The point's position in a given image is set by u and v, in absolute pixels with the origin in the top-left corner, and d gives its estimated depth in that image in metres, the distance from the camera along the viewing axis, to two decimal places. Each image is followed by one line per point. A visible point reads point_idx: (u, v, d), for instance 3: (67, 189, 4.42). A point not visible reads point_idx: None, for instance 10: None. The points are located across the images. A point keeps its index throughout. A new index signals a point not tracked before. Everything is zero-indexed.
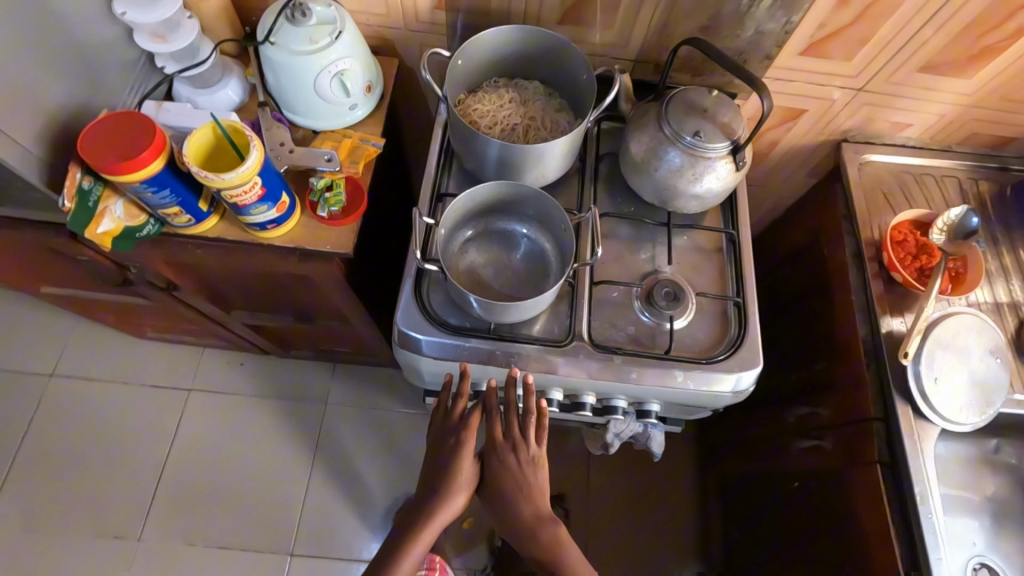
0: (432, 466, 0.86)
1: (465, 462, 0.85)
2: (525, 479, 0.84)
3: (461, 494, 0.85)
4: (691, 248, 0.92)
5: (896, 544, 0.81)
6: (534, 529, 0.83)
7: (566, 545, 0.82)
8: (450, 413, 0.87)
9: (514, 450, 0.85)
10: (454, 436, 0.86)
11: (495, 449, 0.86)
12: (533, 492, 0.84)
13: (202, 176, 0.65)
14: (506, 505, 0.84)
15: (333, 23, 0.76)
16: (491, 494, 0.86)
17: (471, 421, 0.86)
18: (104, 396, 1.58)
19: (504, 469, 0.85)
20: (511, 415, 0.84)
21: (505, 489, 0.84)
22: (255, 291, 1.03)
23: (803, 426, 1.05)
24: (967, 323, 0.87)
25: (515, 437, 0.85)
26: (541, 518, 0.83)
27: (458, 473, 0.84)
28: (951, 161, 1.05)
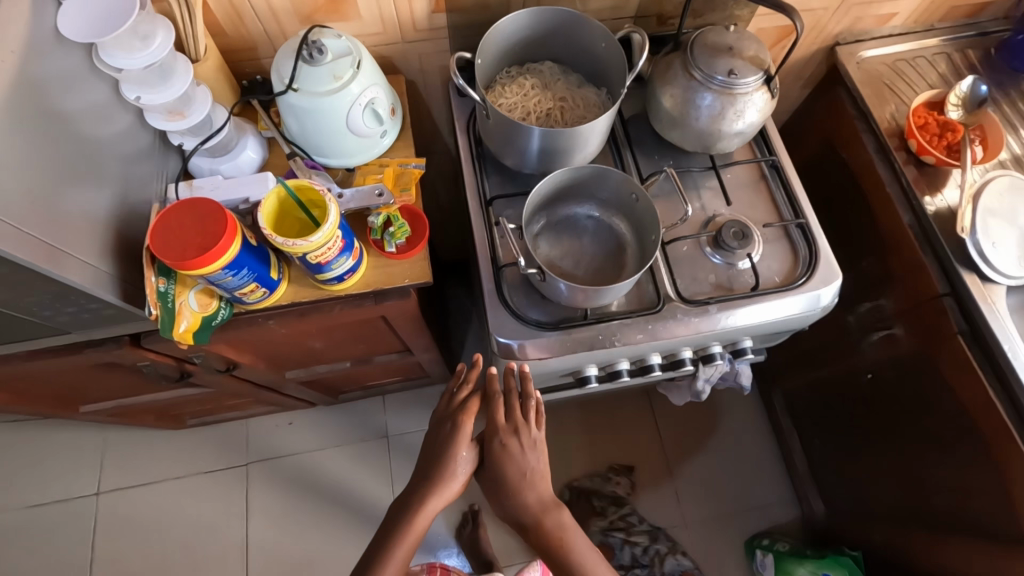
0: (432, 455, 0.86)
1: (460, 445, 0.85)
2: (527, 463, 0.83)
3: (457, 479, 0.85)
4: (738, 184, 0.93)
5: (998, 401, 0.86)
6: (538, 517, 0.82)
7: (569, 535, 0.81)
8: (455, 402, 0.88)
9: (515, 433, 0.84)
10: (451, 421, 0.87)
11: (496, 432, 0.84)
12: (534, 476, 0.83)
13: (290, 244, 0.62)
14: (507, 495, 0.83)
15: (350, 53, 0.73)
16: (492, 482, 0.85)
17: (472, 407, 0.87)
18: (160, 497, 1.52)
19: (505, 453, 0.83)
20: (510, 396, 0.84)
21: (507, 476, 0.83)
22: (318, 347, 1.00)
23: (869, 321, 1.10)
24: (1005, 185, 0.92)
25: (517, 418, 0.84)
26: (546, 504, 0.82)
27: (451, 459, 0.84)
28: (936, 39, 1.09)
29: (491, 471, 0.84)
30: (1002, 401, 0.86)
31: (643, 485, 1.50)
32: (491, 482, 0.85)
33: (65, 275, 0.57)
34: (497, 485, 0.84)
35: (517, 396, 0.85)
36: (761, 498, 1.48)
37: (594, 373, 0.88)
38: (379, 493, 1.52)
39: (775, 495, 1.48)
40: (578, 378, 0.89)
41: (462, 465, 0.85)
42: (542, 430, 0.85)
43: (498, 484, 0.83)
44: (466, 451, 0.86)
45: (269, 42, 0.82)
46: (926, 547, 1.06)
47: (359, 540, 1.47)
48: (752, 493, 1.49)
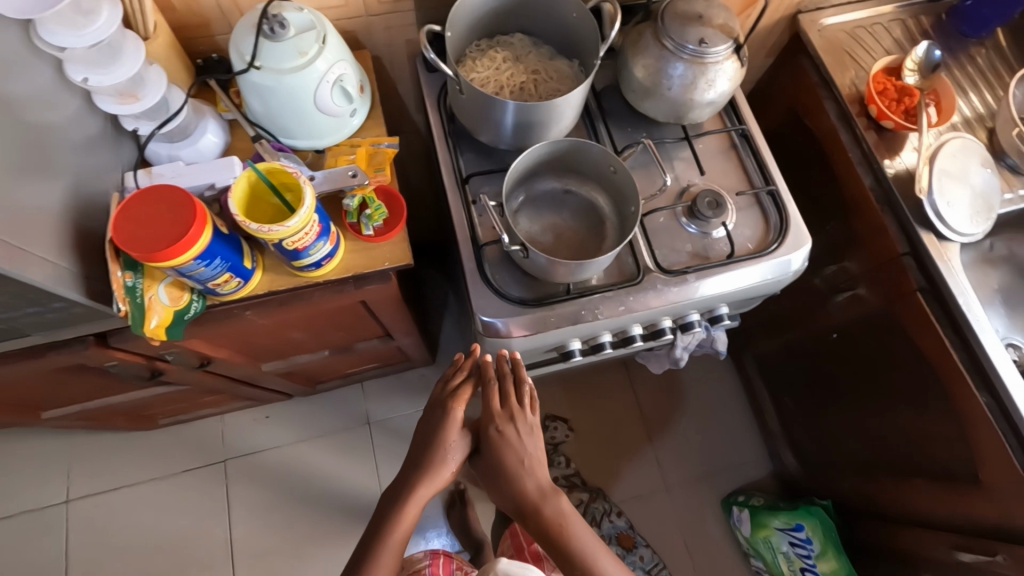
0: (423, 442, 0.87)
1: (452, 429, 0.86)
2: (525, 449, 0.85)
3: (451, 463, 0.87)
4: (711, 153, 0.95)
5: (955, 353, 0.92)
6: (537, 503, 0.83)
7: (568, 519, 0.81)
8: (448, 388, 0.88)
9: (512, 420, 0.86)
10: (443, 408, 0.87)
11: (493, 419, 0.86)
12: (532, 462, 0.84)
13: (265, 230, 0.60)
14: (505, 481, 0.85)
15: (313, 27, 0.69)
16: (489, 468, 0.86)
17: (463, 393, 0.87)
18: (136, 500, 1.47)
19: (502, 440, 0.85)
20: (505, 378, 0.86)
21: (505, 462, 0.85)
22: (296, 337, 0.97)
23: (834, 282, 1.15)
24: (959, 147, 0.96)
25: (512, 403, 0.86)
26: (544, 490, 0.83)
27: (445, 445, 0.86)
28: (892, 5, 1.12)
29: (487, 457, 0.86)
30: (958, 352, 0.92)
31: (624, 453, 1.55)
32: (488, 468, 0.87)
33: (27, 275, 0.53)
34: (495, 471, 0.86)
35: (512, 382, 0.87)
36: (737, 456, 1.55)
37: (578, 347, 0.89)
38: (366, 480, 1.52)
39: (750, 454, 1.56)
40: (562, 352, 0.90)
41: (456, 449, 0.87)
42: (536, 415, 0.88)
43: (493, 470, 0.86)
44: (458, 435, 0.87)
45: (223, 17, 0.78)
46: (889, 490, 1.14)
47: (348, 527, 1.47)
48: (728, 453, 1.56)
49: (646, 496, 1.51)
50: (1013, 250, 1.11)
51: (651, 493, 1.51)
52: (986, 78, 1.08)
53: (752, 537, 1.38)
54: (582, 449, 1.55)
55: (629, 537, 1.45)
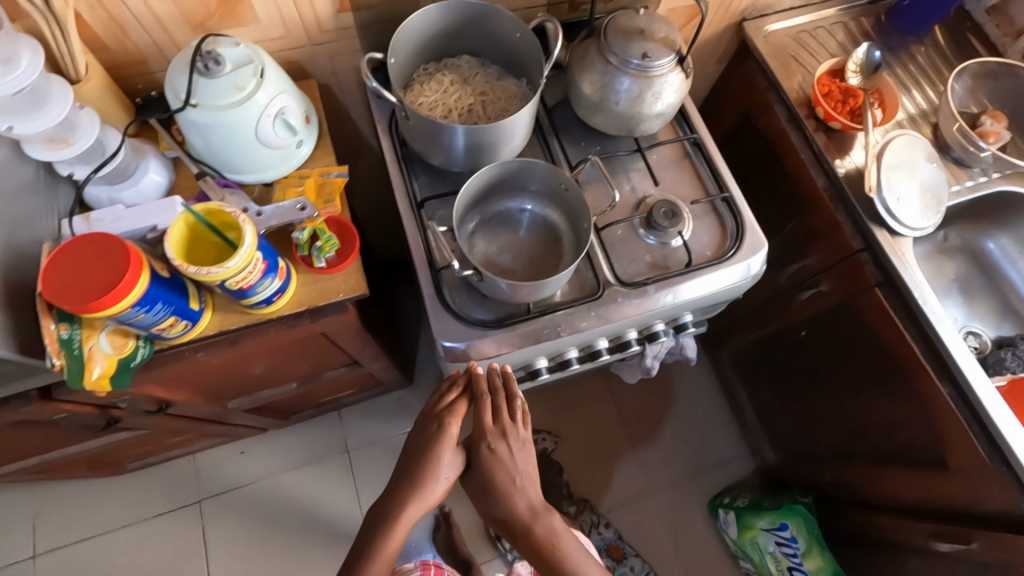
0: (411, 458, 0.78)
1: (444, 447, 0.77)
2: (517, 468, 0.77)
3: (443, 482, 0.78)
4: (664, 163, 0.95)
5: (916, 345, 0.93)
6: (528, 524, 0.76)
7: (562, 540, 0.75)
8: (443, 404, 0.80)
9: (504, 437, 0.77)
10: (436, 423, 0.79)
11: (484, 436, 0.77)
12: (527, 478, 0.77)
13: (204, 272, 0.58)
14: (497, 498, 0.76)
15: (250, 62, 0.68)
16: (480, 488, 0.78)
17: (457, 409, 0.80)
18: (106, 550, 1.41)
19: (494, 459, 0.77)
20: (497, 392, 0.79)
21: (495, 480, 0.77)
22: (258, 371, 0.95)
23: (797, 281, 1.16)
24: (906, 144, 0.98)
25: (506, 417, 0.78)
26: (537, 509, 0.76)
27: (434, 464, 0.77)
28: (833, 9, 1.15)
29: (477, 474, 0.78)
30: (918, 343, 0.93)
31: (608, 462, 1.54)
32: (477, 487, 0.79)
33: None
34: (485, 490, 0.77)
35: (505, 396, 0.80)
36: (721, 457, 1.56)
37: (544, 365, 0.89)
38: (347, 508, 1.48)
39: (732, 453, 1.56)
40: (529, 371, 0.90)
41: (449, 465, 0.78)
42: (530, 430, 0.80)
43: (483, 487, 0.77)
44: (450, 451, 0.78)
45: (160, 54, 0.77)
46: (867, 481, 1.14)
47: (331, 559, 1.43)
48: (711, 454, 1.56)
49: (632, 504, 1.50)
50: (968, 238, 1.13)
51: (637, 501, 1.50)
52: (927, 74, 1.11)
53: (739, 539, 1.38)
54: (566, 462, 1.54)
55: (619, 548, 1.42)
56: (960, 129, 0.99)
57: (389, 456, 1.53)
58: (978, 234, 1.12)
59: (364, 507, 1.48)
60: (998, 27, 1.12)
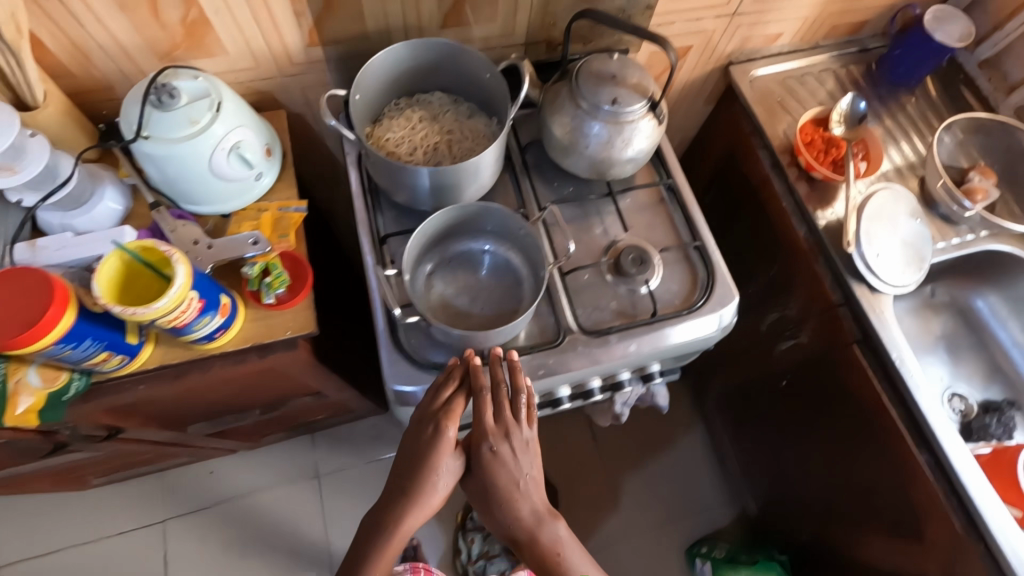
0: (409, 461, 0.73)
1: (443, 450, 0.72)
2: (519, 471, 0.73)
3: (445, 487, 0.74)
4: (638, 207, 0.93)
5: (892, 408, 0.89)
6: (531, 530, 0.72)
7: (566, 548, 0.72)
8: (440, 402, 0.73)
9: (507, 438, 0.73)
10: (433, 424, 0.73)
11: (485, 437, 0.73)
12: (530, 482, 0.73)
13: (129, 313, 0.56)
14: (500, 506, 0.73)
15: (207, 95, 0.68)
16: (481, 491, 0.74)
17: (454, 410, 0.73)
18: (64, 567, 1.38)
19: (496, 461, 0.73)
20: (498, 388, 0.74)
21: (497, 485, 0.73)
22: (213, 400, 0.93)
23: (778, 329, 1.13)
24: (888, 198, 0.96)
25: (507, 416, 0.73)
26: (540, 515, 0.73)
27: (435, 470, 0.72)
28: (822, 55, 1.13)
29: (479, 480, 0.74)
30: (894, 407, 0.90)
31: (584, 502, 1.49)
32: (479, 491, 0.75)
33: None
34: (487, 494, 0.74)
35: (507, 392, 0.74)
36: (702, 503, 1.50)
37: None
38: (313, 537, 1.44)
39: (714, 498, 1.50)
40: None
41: (451, 470, 0.74)
42: (533, 429, 0.75)
43: (485, 493, 0.74)
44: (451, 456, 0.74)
45: (125, 80, 0.76)
46: (846, 543, 1.09)
47: None
48: (692, 499, 1.50)
49: (607, 548, 1.44)
50: (955, 295, 1.09)
51: (613, 545, 1.45)
52: (917, 125, 1.09)
53: None
54: None
55: None
56: (944, 186, 0.96)
57: (359, 484, 1.50)
58: (966, 290, 1.09)
59: (331, 535, 1.45)
60: (990, 81, 1.10)
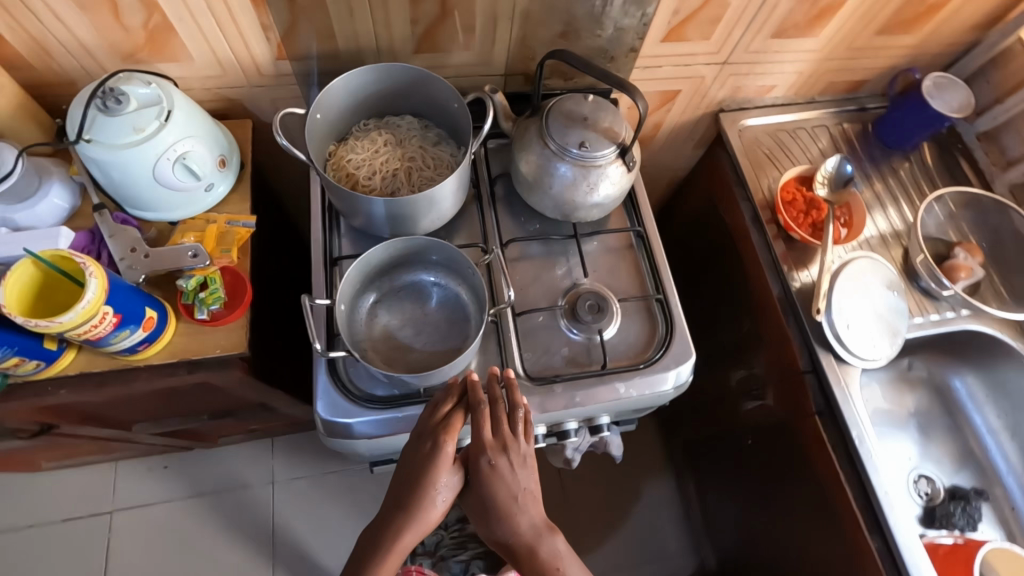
0: (405, 478, 0.67)
1: (444, 466, 0.66)
2: (519, 484, 0.67)
3: (444, 504, 0.68)
4: (603, 252, 0.90)
5: (848, 488, 0.85)
6: (531, 546, 0.66)
7: (566, 561, 0.66)
8: (439, 418, 0.69)
9: (505, 451, 0.67)
10: (431, 440, 0.67)
11: (482, 450, 0.67)
12: (529, 496, 0.67)
13: (30, 325, 0.54)
14: (496, 520, 0.67)
15: (157, 103, 0.66)
16: (480, 506, 0.68)
17: (453, 426, 0.67)
18: (7, 550, 1.36)
19: (496, 475, 0.67)
20: (496, 403, 0.69)
21: (497, 499, 0.67)
22: (152, 405, 0.91)
23: (746, 387, 1.08)
24: (864, 267, 0.92)
25: (508, 429, 0.68)
26: (539, 529, 0.66)
27: (433, 484, 0.66)
28: (817, 111, 1.10)
29: (475, 493, 0.68)
30: (851, 486, 0.85)
31: None
32: (478, 506, 0.69)
33: None
34: (486, 509, 0.67)
35: (505, 407, 0.70)
36: (659, 550, 1.41)
37: None
38: (260, 544, 1.41)
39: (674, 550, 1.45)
40: None
41: (451, 487, 0.68)
42: (532, 444, 0.69)
43: (483, 507, 0.67)
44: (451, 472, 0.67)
45: (87, 77, 0.75)
46: None
47: None
48: (650, 546, 1.41)
49: None
50: (932, 371, 1.05)
51: None
52: (908, 193, 1.05)
53: None
54: None
55: None
56: (924, 261, 0.93)
57: (312, 495, 1.47)
58: (944, 368, 1.05)
59: (277, 546, 1.41)
60: (988, 155, 1.06)
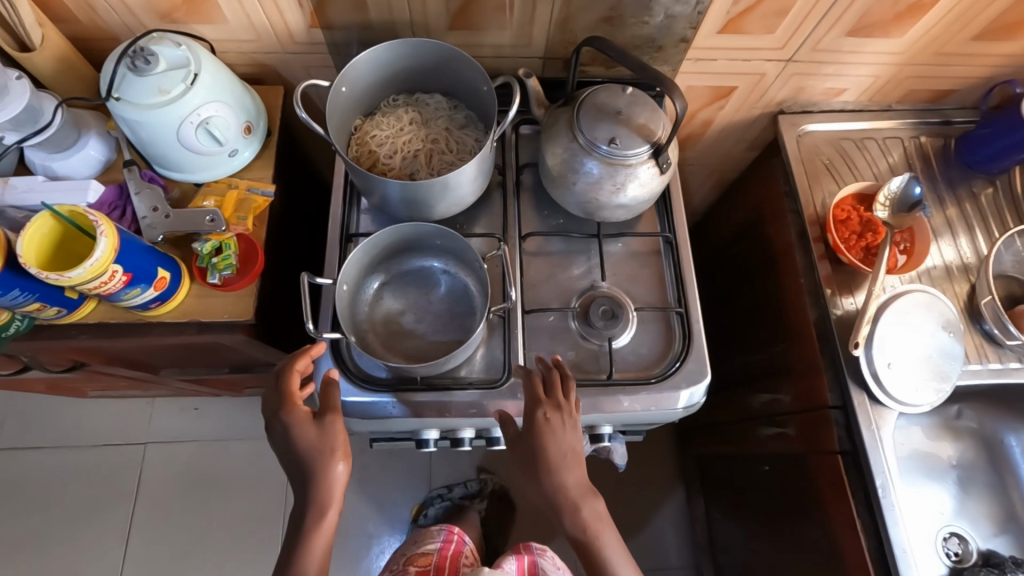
0: (295, 459, 0.64)
1: (304, 424, 0.64)
2: (572, 442, 0.67)
3: (342, 460, 0.64)
4: (627, 256, 0.85)
5: (863, 537, 0.78)
6: (574, 503, 0.65)
7: (602, 529, 0.65)
8: (284, 382, 0.67)
9: (560, 409, 0.67)
10: (279, 419, 0.65)
11: (536, 406, 0.67)
12: (579, 456, 0.66)
13: (43, 278, 0.57)
14: (545, 476, 0.65)
15: (185, 66, 0.67)
16: (527, 462, 0.66)
17: (293, 389, 0.66)
18: (54, 464, 1.48)
19: (549, 432, 0.66)
20: (550, 370, 0.70)
21: (548, 456, 0.65)
22: (174, 355, 0.94)
23: (768, 412, 1.01)
24: (917, 302, 0.83)
25: (559, 394, 0.68)
26: (584, 488, 0.65)
27: (311, 447, 0.64)
28: (892, 120, 0.99)
29: (524, 445, 0.67)
30: (867, 536, 0.78)
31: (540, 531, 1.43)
32: (523, 461, 0.67)
33: None
34: (533, 467, 0.66)
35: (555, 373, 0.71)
36: (660, 562, 1.38)
37: (434, 438, 0.80)
38: (272, 494, 1.47)
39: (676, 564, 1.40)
40: (419, 441, 0.81)
41: (334, 439, 0.64)
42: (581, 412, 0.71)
43: (531, 461, 0.66)
44: (321, 430, 0.65)
45: (129, 33, 0.77)
46: None
47: (243, 538, 1.43)
48: (652, 556, 1.38)
49: None
50: (983, 423, 0.95)
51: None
52: (986, 221, 0.93)
53: None
54: None
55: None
56: (990, 303, 0.84)
57: None
58: (997, 422, 0.95)
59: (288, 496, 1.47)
60: None
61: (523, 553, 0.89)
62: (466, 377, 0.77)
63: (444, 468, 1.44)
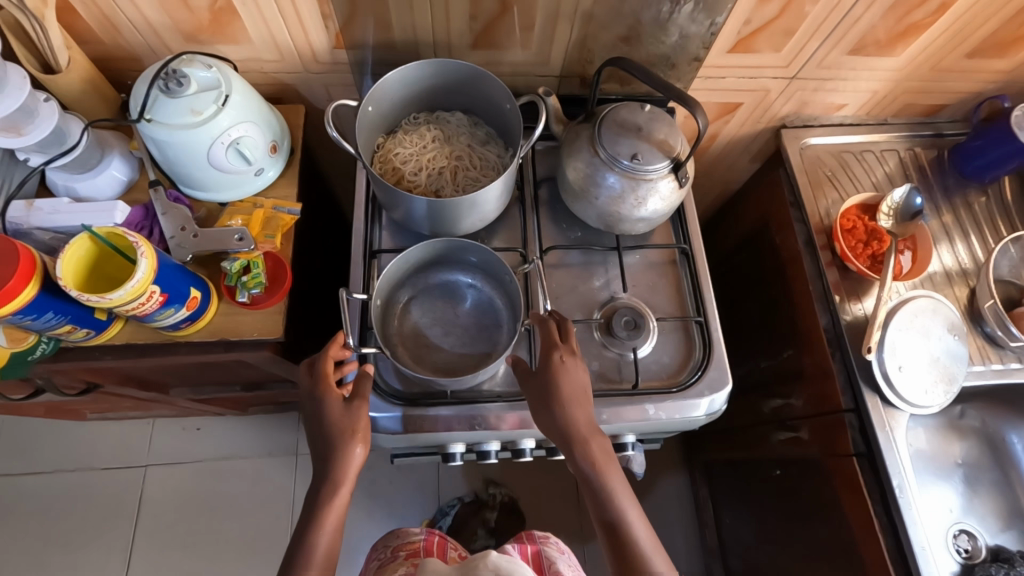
0: (319, 432, 0.65)
1: (333, 398, 0.65)
2: (585, 380, 0.69)
3: (360, 442, 0.64)
4: (644, 267, 0.87)
5: (883, 537, 0.81)
6: (585, 439, 0.66)
7: (609, 467, 0.66)
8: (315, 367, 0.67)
9: (574, 352, 0.70)
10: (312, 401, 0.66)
11: (552, 347, 0.69)
12: (587, 398, 0.69)
13: (83, 299, 0.57)
14: (556, 411, 0.67)
15: (216, 87, 0.67)
16: (541, 395, 0.68)
17: (327, 371, 0.66)
18: (51, 490, 1.44)
19: (564, 369, 0.68)
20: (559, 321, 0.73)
21: (562, 392, 0.67)
22: (189, 374, 0.93)
23: (780, 416, 1.03)
24: (922, 306, 0.86)
25: (573, 339, 0.71)
26: (594, 428, 0.67)
27: (334, 423, 0.64)
28: (888, 133, 1.03)
29: (537, 381, 0.69)
30: (885, 535, 0.81)
31: None
32: (538, 395, 0.69)
33: None
34: (545, 401, 0.68)
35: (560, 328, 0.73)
36: None
37: (460, 451, 0.80)
38: (278, 513, 1.44)
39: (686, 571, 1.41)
40: (446, 454, 0.81)
41: (358, 420, 0.65)
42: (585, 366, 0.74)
43: (543, 396, 0.68)
44: (347, 410, 0.65)
45: (152, 54, 0.77)
46: None
47: (248, 559, 1.40)
48: None
49: None
50: (986, 422, 0.99)
51: None
52: (981, 227, 0.98)
53: None
54: None
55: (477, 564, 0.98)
56: (992, 306, 0.88)
57: None
58: (997, 420, 0.99)
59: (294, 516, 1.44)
60: None
61: (527, 543, 0.89)
62: (494, 390, 0.77)
63: (453, 480, 1.43)
